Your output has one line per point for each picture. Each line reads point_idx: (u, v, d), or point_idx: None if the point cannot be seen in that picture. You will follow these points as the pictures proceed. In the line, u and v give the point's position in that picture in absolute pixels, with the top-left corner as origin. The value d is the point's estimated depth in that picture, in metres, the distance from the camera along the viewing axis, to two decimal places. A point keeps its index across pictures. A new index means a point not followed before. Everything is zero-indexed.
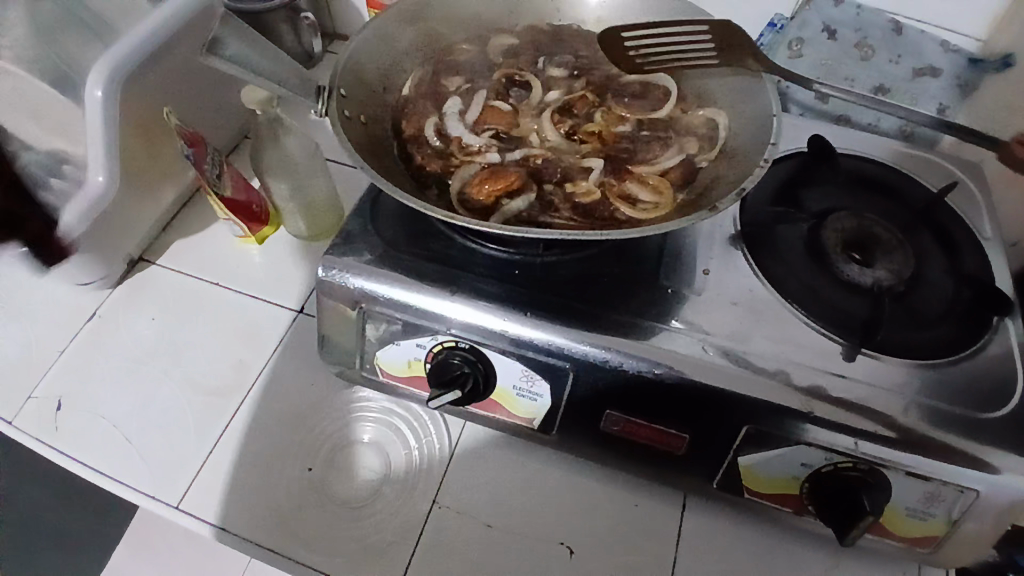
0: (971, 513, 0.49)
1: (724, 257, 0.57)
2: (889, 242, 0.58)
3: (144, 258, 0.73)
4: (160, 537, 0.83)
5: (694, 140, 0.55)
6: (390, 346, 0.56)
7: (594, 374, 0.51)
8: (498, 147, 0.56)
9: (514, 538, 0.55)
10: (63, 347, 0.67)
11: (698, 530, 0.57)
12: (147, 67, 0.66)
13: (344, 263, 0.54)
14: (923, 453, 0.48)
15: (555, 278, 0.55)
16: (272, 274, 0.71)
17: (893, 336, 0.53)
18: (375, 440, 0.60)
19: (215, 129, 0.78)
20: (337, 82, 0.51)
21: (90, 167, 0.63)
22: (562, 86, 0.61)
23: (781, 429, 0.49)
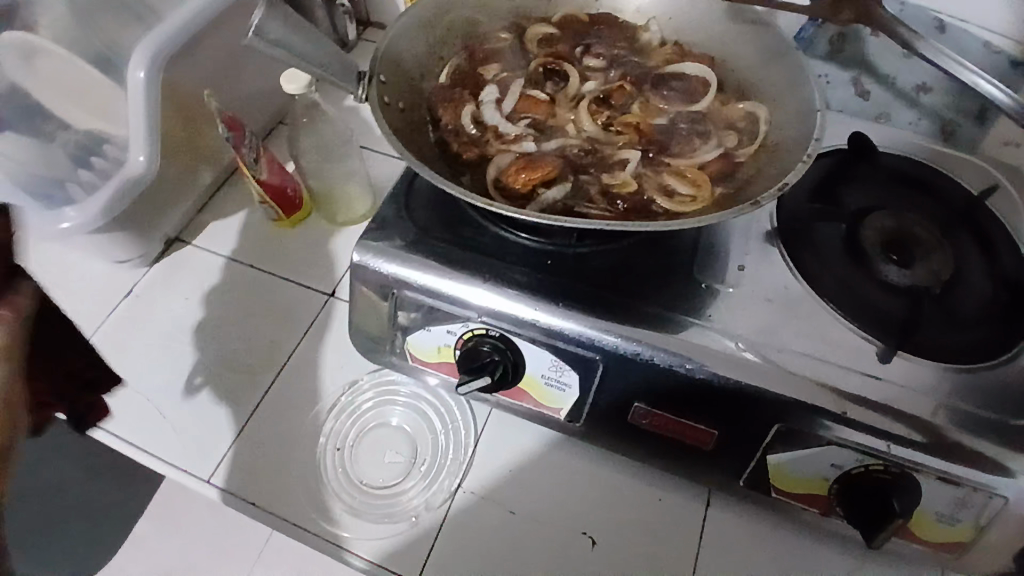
0: (1003, 521, 0.48)
1: (759, 254, 0.56)
2: (930, 243, 0.57)
3: (180, 239, 0.74)
4: (178, 508, 0.59)
5: (733, 134, 0.55)
6: (421, 332, 0.56)
7: (623, 366, 0.51)
8: (534, 136, 0.56)
9: (537, 526, 0.56)
10: (101, 323, 0.69)
11: (721, 526, 0.57)
12: (189, 49, 0.68)
13: (379, 248, 0.55)
14: (957, 459, 0.47)
15: (586, 269, 0.55)
16: (303, 258, 0.72)
17: (930, 340, 0.52)
18: (402, 424, 0.60)
19: (251, 112, 0.79)
20: (377, 68, 0.52)
21: (132, 146, 0.65)
22: (600, 77, 0.60)
23: (812, 428, 0.48)
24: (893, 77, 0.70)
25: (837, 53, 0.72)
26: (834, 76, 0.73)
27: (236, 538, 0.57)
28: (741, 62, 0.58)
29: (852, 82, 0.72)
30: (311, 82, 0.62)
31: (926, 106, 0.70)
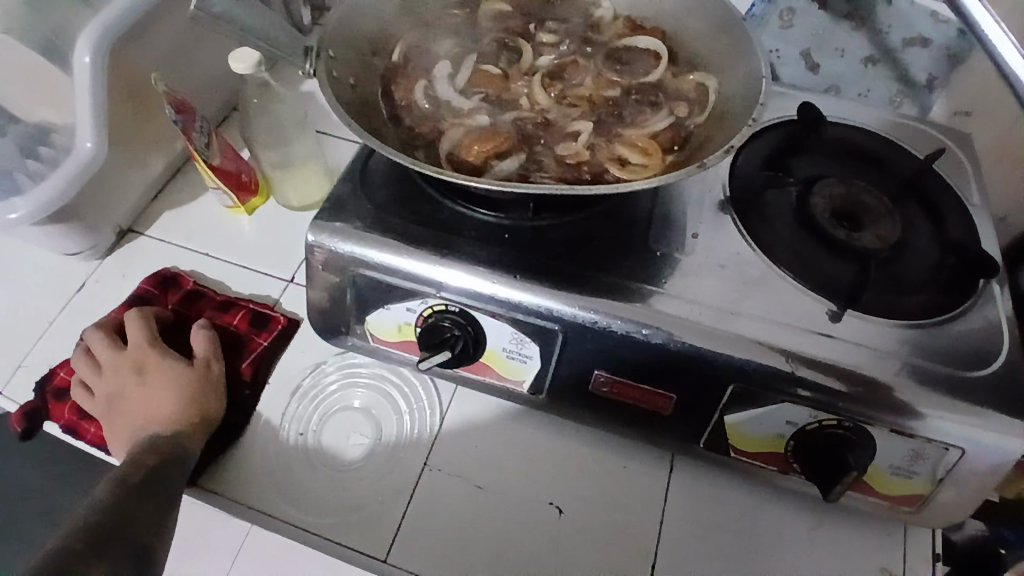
0: (954, 471, 0.50)
1: (713, 223, 0.58)
2: (876, 208, 0.58)
3: (134, 230, 0.73)
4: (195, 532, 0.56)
5: (684, 104, 0.56)
6: (381, 310, 0.56)
7: (582, 335, 0.52)
8: (487, 110, 0.56)
9: (504, 500, 0.56)
10: (51, 317, 0.67)
11: (685, 490, 0.58)
12: (138, 34, 0.67)
13: (333, 227, 0.54)
14: (908, 412, 0.48)
15: (544, 241, 0.55)
16: (261, 243, 0.71)
17: (878, 299, 0.53)
18: (366, 406, 0.60)
19: (204, 100, 0.78)
20: (325, 43, 0.50)
21: (78, 131, 0.64)
22: (553, 51, 0.61)
23: (768, 388, 0.50)
24: (841, 51, 0.74)
25: (788, 29, 0.75)
26: (786, 51, 0.76)
27: (208, 539, 0.55)
28: (690, 34, 0.59)
29: (803, 57, 0.75)
30: (261, 60, 0.61)
31: (876, 75, 0.74)
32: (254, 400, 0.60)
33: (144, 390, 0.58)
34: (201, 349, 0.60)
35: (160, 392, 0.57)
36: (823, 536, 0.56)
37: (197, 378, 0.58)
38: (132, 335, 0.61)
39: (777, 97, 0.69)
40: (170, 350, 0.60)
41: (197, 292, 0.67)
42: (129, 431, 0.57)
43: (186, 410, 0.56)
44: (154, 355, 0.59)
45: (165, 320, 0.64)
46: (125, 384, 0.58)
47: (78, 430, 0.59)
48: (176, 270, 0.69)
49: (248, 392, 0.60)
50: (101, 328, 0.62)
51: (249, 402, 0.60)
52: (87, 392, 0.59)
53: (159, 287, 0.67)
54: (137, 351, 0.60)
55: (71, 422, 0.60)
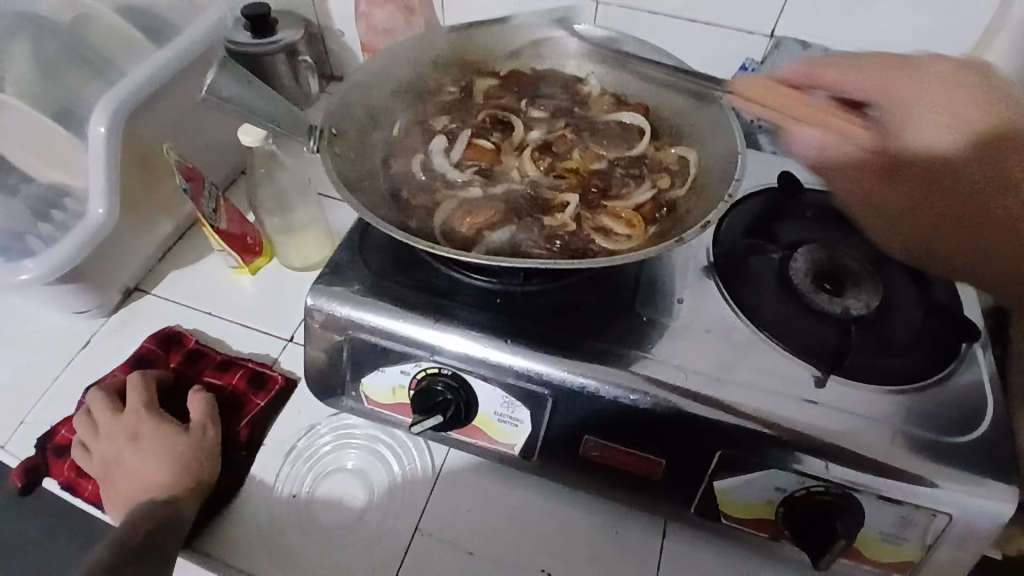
0: (944, 537, 0.50)
1: (698, 287, 0.59)
2: (858, 273, 0.60)
3: (139, 288, 0.75)
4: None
5: (667, 176, 0.59)
6: (375, 373, 0.57)
7: (571, 399, 0.53)
8: (480, 182, 0.60)
9: (496, 566, 0.56)
10: (54, 375, 0.68)
11: (678, 556, 0.57)
12: (150, 106, 0.71)
13: (331, 291, 0.56)
14: (895, 479, 0.49)
15: (535, 307, 0.57)
16: (261, 303, 0.73)
17: (863, 365, 0.54)
18: (359, 467, 0.60)
19: (212, 164, 0.83)
20: (329, 122, 0.54)
21: (91, 199, 0.67)
22: (543, 126, 0.65)
23: (754, 453, 0.50)
24: None
25: None
26: None
27: None
28: (673, 110, 0.63)
29: None
30: (267, 135, 0.64)
31: None
32: (249, 461, 0.60)
33: (137, 454, 0.58)
34: (198, 413, 0.61)
35: (154, 457, 0.58)
36: None
37: (192, 443, 0.58)
38: (130, 399, 0.61)
39: (754, 164, 0.73)
40: (164, 414, 0.61)
41: (198, 353, 0.68)
42: (121, 495, 0.57)
43: (179, 477, 0.56)
44: (150, 420, 0.60)
45: (163, 382, 0.64)
46: (119, 448, 0.58)
47: (75, 487, 0.60)
48: (179, 329, 0.70)
49: (244, 453, 0.61)
50: (102, 389, 0.63)
51: (244, 463, 0.60)
52: (84, 452, 0.60)
53: (161, 349, 0.68)
54: (132, 415, 0.60)
55: (69, 479, 0.60)
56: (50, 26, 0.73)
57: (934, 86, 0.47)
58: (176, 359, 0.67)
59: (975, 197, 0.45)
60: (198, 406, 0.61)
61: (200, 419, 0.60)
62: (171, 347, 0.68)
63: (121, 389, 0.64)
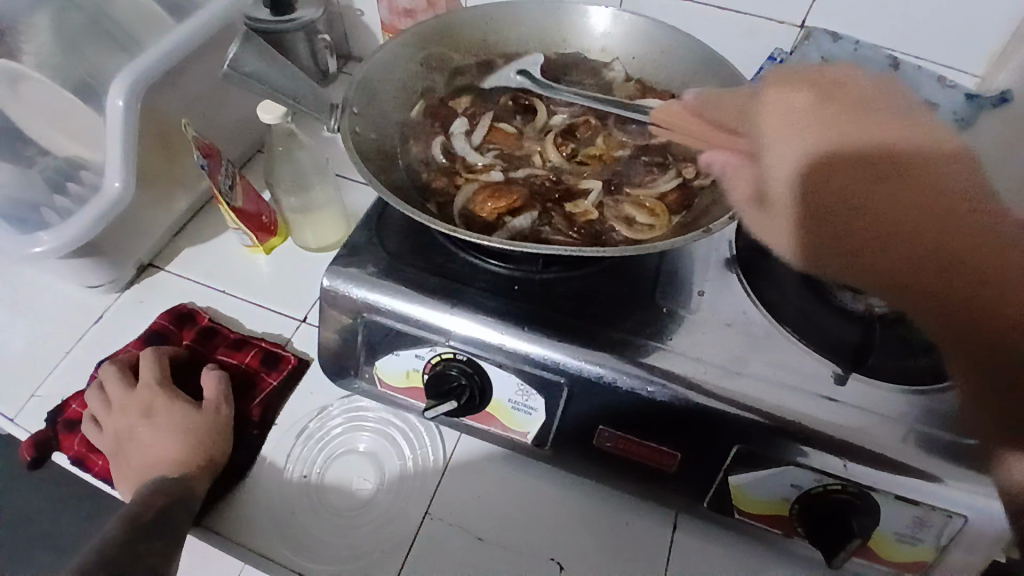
0: (960, 540, 0.49)
1: (718, 280, 0.59)
2: None
3: (153, 265, 0.75)
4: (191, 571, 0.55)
5: (692, 166, 0.58)
6: (389, 357, 0.56)
7: (587, 389, 0.52)
8: (501, 167, 0.59)
9: (504, 553, 0.55)
10: (68, 348, 0.68)
11: (687, 548, 0.57)
12: (168, 79, 0.70)
13: (347, 273, 0.56)
14: (914, 480, 0.48)
15: (554, 295, 0.56)
16: (275, 282, 0.73)
17: (887, 364, 0.53)
18: (370, 450, 0.60)
19: (229, 141, 0.82)
20: (350, 100, 0.53)
21: (109, 171, 0.67)
22: (567, 110, 0.64)
23: (771, 449, 0.50)
24: None
25: None
26: None
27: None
28: None
29: None
30: (288, 112, 0.64)
31: None
32: (261, 440, 0.60)
33: (150, 430, 0.58)
34: (211, 391, 0.61)
35: (167, 434, 0.58)
36: None
37: (205, 421, 0.58)
38: (143, 374, 0.61)
39: None
40: (177, 391, 0.61)
41: (212, 331, 0.68)
42: (134, 470, 0.57)
43: (192, 454, 0.56)
44: (163, 396, 0.60)
45: (176, 359, 0.64)
46: (132, 423, 0.58)
47: (87, 462, 0.60)
48: (192, 307, 0.70)
49: (257, 432, 0.61)
50: (115, 364, 0.63)
51: (255, 441, 0.60)
52: (96, 426, 0.60)
53: (174, 325, 0.68)
54: (146, 390, 0.60)
55: (80, 454, 0.60)
56: None
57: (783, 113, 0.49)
58: (189, 336, 0.67)
59: (878, 209, 0.41)
60: (211, 385, 0.61)
61: (212, 397, 0.60)
62: (183, 325, 0.68)
63: (134, 365, 0.64)
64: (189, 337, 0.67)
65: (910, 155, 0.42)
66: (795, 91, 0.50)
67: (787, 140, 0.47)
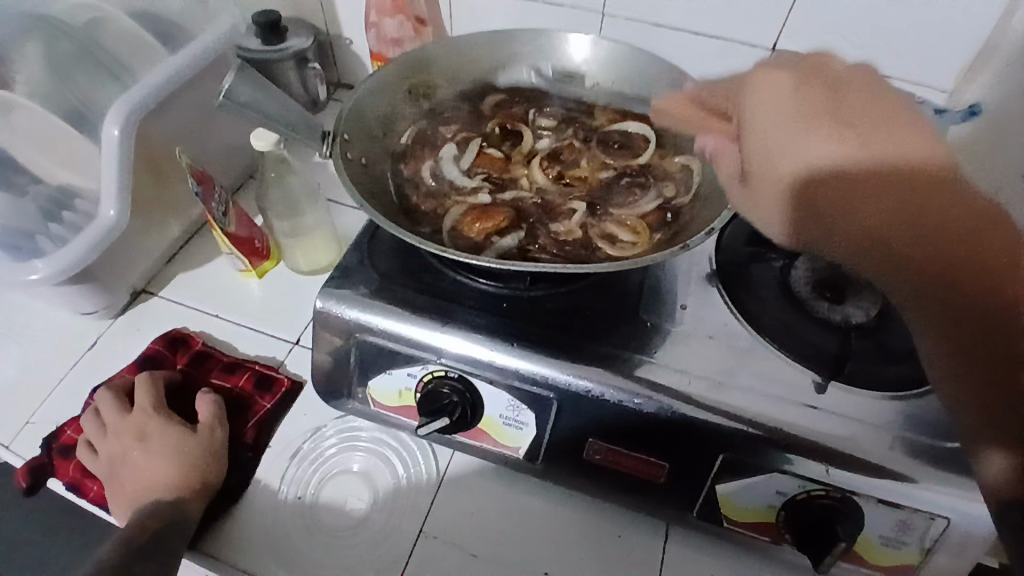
0: (943, 542, 0.51)
1: (700, 294, 0.60)
2: (858, 282, 0.61)
3: (147, 290, 0.76)
4: None
5: (671, 185, 0.60)
6: (382, 375, 0.58)
7: (576, 403, 0.54)
8: (488, 188, 0.61)
9: (499, 567, 0.56)
10: (62, 374, 0.69)
11: (679, 558, 0.58)
12: (161, 111, 0.72)
13: (339, 294, 0.57)
14: (894, 483, 0.49)
15: (542, 311, 0.58)
16: (268, 305, 0.74)
17: (863, 371, 0.55)
18: (365, 469, 0.61)
19: (220, 168, 0.84)
20: (341, 127, 0.55)
21: (103, 201, 0.68)
22: (552, 135, 0.67)
23: (756, 457, 0.51)
24: None
25: None
26: None
27: None
28: None
29: None
30: (280, 139, 0.65)
31: None
32: (255, 462, 0.61)
33: (144, 454, 0.59)
34: (206, 415, 0.61)
35: (161, 457, 0.58)
36: None
37: (199, 445, 0.59)
38: (137, 398, 0.62)
39: None
40: (172, 415, 0.61)
41: (206, 354, 0.68)
42: (129, 494, 0.57)
43: (186, 478, 0.57)
44: (158, 420, 0.60)
45: (171, 383, 0.65)
46: (127, 448, 0.59)
47: (82, 487, 0.60)
48: (185, 331, 0.71)
49: (251, 454, 0.61)
50: (110, 389, 0.63)
51: (250, 463, 0.61)
52: (91, 452, 0.60)
53: (168, 349, 0.69)
54: (140, 415, 0.61)
55: (75, 480, 0.60)
56: (61, 27, 0.74)
57: (769, 91, 0.39)
58: (184, 360, 0.68)
59: (871, 200, 0.34)
60: (206, 409, 0.62)
61: (207, 421, 0.61)
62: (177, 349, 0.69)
63: (129, 389, 0.64)
64: (184, 360, 0.68)
65: (909, 155, 0.35)
66: (777, 72, 0.40)
67: (798, 132, 0.37)
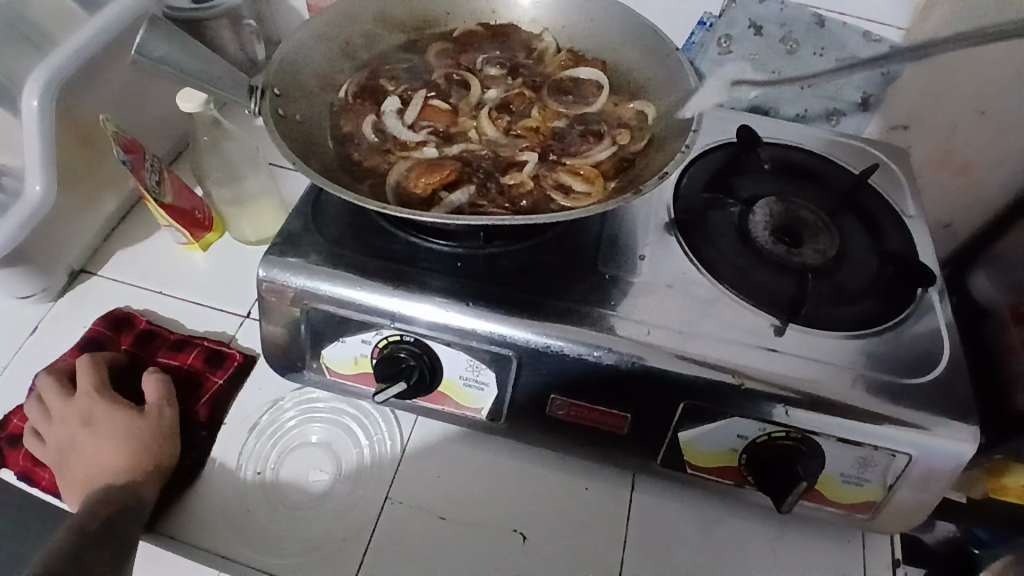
0: (903, 477, 0.51)
1: (660, 244, 0.59)
2: (815, 224, 0.61)
3: (86, 270, 0.72)
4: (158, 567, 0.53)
5: (625, 132, 0.59)
6: (335, 344, 0.56)
7: (536, 360, 0.52)
8: (434, 143, 0.59)
9: (468, 529, 0.56)
10: (4, 363, 0.65)
11: (647, 506, 0.58)
12: (84, 78, 0.68)
13: (284, 262, 0.54)
14: (853, 421, 0.50)
15: (497, 269, 0.56)
16: (216, 279, 0.71)
17: (819, 312, 0.55)
18: (325, 440, 0.59)
19: (156, 137, 0.79)
20: (270, 82, 0.52)
21: (27, 176, 0.64)
22: (500, 85, 0.64)
23: (718, 403, 0.51)
24: (778, 73, 0.76)
25: (726, 55, 0.75)
26: (725, 76, 0.77)
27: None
28: (630, 65, 0.62)
29: (741, 80, 0.77)
30: (209, 100, 0.62)
31: (811, 96, 0.77)
32: (211, 440, 0.59)
33: (94, 438, 0.56)
34: (155, 396, 0.59)
35: (111, 442, 0.56)
36: (783, 546, 0.57)
37: (150, 426, 0.57)
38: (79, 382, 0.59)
39: (714, 118, 0.71)
40: (117, 397, 0.59)
41: (153, 333, 0.65)
42: (83, 480, 0.55)
43: (138, 460, 0.55)
44: (104, 403, 0.58)
45: (115, 365, 0.62)
46: (73, 434, 0.56)
47: (33, 476, 0.57)
48: (129, 311, 0.68)
49: (206, 432, 0.59)
50: (51, 374, 0.60)
51: (205, 442, 0.59)
52: (37, 440, 0.57)
53: (111, 330, 0.66)
54: (83, 399, 0.58)
55: (26, 468, 0.58)
56: None
57: None
58: (128, 341, 0.65)
59: None
60: (155, 390, 0.59)
61: (157, 402, 0.58)
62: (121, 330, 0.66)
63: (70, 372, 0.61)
64: (128, 341, 0.65)
65: None
66: None
67: None
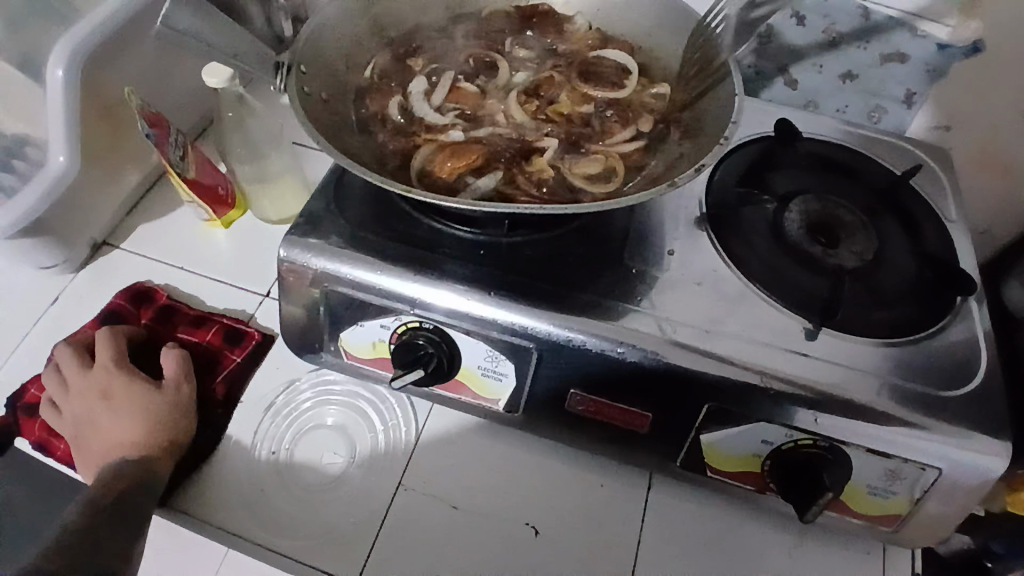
0: (933, 491, 0.49)
1: (689, 239, 0.57)
2: (853, 225, 0.58)
3: (108, 243, 0.72)
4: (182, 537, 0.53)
5: (653, 120, 0.57)
6: (355, 328, 0.55)
7: (557, 353, 0.51)
8: (461, 126, 0.57)
9: (480, 519, 0.55)
10: (25, 332, 0.66)
11: (662, 507, 0.57)
12: (110, 50, 0.67)
13: (304, 243, 0.54)
14: (886, 432, 0.48)
15: (520, 258, 0.55)
16: (236, 257, 0.71)
17: (854, 316, 0.53)
18: (340, 424, 0.59)
19: (180, 112, 0.79)
20: (296, 58, 0.51)
21: (51, 145, 0.65)
22: (530, 66, 0.62)
23: (744, 407, 0.49)
24: (819, 66, 0.73)
25: (767, 47, 0.74)
26: (764, 68, 0.76)
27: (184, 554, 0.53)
28: (664, 53, 0.61)
29: (781, 73, 0.75)
30: (234, 76, 0.61)
31: (852, 91, 0.74)
32: (226, 419, 0.59)
33: (112, 412, 0.57)
34: (174, 372, 0.59)
35: (129, 416, 0.56)
36: (801, 555, 0.55)
37: (168, 402, 0.57)
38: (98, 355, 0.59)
39: (750, 111, 0.69)
40: (136, 372, 0.59)
41: (173, 308, 0.65)
42: (98, 453, 0.56)
43: (155, 436, 0.55)
44: (122, 378, 0.58)
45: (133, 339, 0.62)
46: (90, 406, 0.57)
47: (48, 446, 0.58)
48: (149, 285, 0.68)
49: (222, 412, 0.59)
50: (70, 345, 0.61)
51: (221, 420, 0.59)
52: (54, 410, 0.58)
53: (131, 303, 0.66)
54: (102, 373, 0.58)
55: (41, 438, 0.58)
56: None
57: None
58: (148, 314, 0.65)
59: None
60: (173, 366, 0.59)
61: (174, 378, 0.58)
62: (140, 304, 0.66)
63: (89, 345, 0.61)
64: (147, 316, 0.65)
65: None
66: None
67: None
